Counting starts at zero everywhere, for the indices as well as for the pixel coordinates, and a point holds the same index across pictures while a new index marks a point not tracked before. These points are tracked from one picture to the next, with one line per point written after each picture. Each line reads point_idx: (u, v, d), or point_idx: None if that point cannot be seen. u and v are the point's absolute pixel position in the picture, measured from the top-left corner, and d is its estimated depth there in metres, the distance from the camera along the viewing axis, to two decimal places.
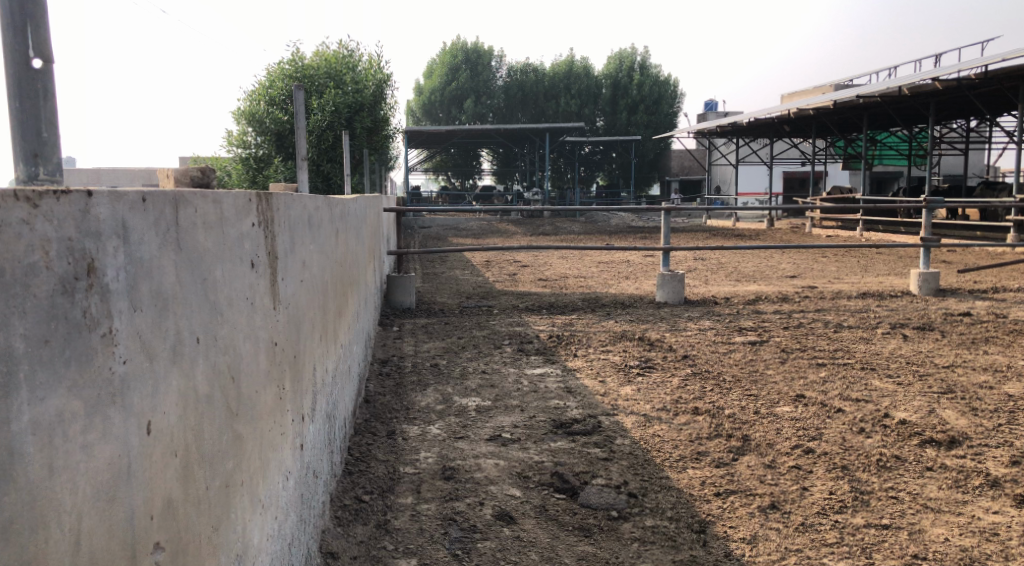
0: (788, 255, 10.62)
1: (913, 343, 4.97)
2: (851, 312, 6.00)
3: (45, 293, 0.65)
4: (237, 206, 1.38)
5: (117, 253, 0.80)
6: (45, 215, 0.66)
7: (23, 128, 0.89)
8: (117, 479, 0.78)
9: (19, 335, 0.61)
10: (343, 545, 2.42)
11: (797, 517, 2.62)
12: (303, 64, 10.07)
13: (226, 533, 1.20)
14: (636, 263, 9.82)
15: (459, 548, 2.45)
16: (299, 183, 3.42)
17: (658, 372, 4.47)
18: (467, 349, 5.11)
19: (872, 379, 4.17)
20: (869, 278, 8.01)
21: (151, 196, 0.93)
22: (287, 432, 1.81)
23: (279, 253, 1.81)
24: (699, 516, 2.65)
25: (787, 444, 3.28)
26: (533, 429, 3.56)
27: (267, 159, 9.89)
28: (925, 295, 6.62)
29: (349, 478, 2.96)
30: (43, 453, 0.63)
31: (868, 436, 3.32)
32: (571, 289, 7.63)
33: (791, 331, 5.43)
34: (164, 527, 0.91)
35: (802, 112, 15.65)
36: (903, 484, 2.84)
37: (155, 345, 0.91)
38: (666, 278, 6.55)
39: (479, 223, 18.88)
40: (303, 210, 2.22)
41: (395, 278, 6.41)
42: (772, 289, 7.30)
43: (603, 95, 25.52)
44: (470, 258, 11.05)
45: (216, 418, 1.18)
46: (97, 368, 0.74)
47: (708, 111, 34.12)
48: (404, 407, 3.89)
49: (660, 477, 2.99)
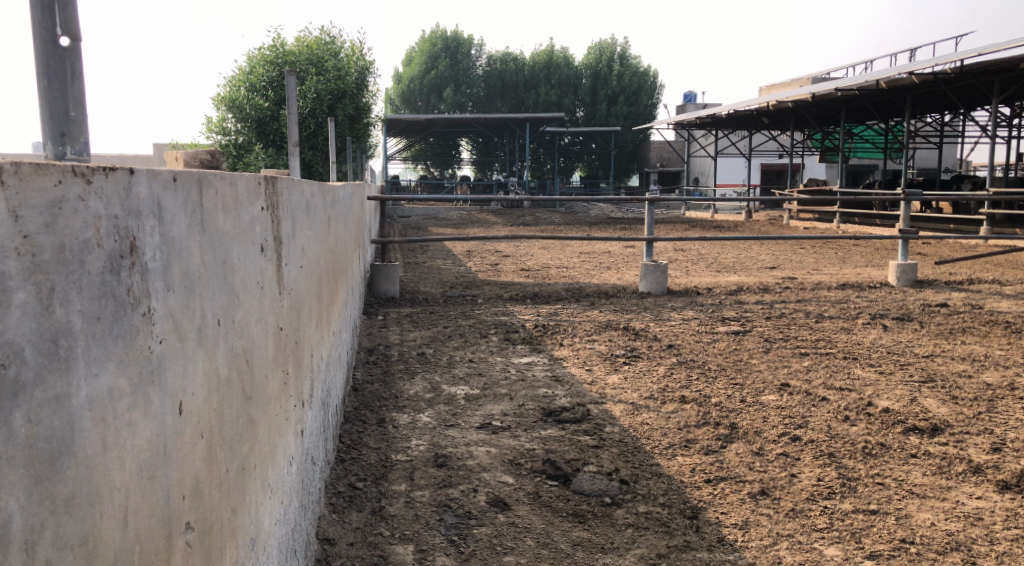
0: (767, 247, 10.74)
1: (893, 333, 5.05)
2: (832, 303, 6.08)
3: (97, 270, 0.64)
4: (249, 189, 1.37)
5: (154, 232, 0.80)
6: (96, 191, 0.66)
7: (52, 106, 0.88)
8: (156, 460, 0.78)
9: (77, 311, 0.60)
10: (339, 532, 2.43)
11: (787, 504, 2.66)
12: (285, 50, 9.85)
13: (242, 516, 1.20)
14: (618, 254, 9.88)
15: (455, 535, 2.46)
16: (291, 168, 3.36)
17: (644, 361, 4.52)
18: (454, 338, 5.11)
19: (855, 368, 4.25)
20: (847, 269, 8.12)
21: (180, 175, 0.92)
22: (291, 418, 1.82)
23: (284, 238, 1.80)
24: (691, 503, 2.69)
25: (774, 431, 3.33)
26: (523, 417, 3.58)
27: (248, 146, 9.78)
28: (902, 287, 6.73)
29: (342, 466, 2.95)
30: (98, 429, 0.63)
31: (852, 424, 3.39)
32: (554, 280, 7.64)
33: (773, 321, 5.51)
34: (194, 509, 0.92)
35: (780, 106, 15.76)
36: (889, 470, 2.91)
37: (185, 326, 0.90)
38: (650, 268, 6.59)
39: (459, 212, 18.86)
40: (301, 196, 2.22)
41: (378, 266, 6.38)
42: (753, 280, 7.38)
43: (584, 85, 25.53)
44: (451, 248, 11.07)
45: (234, 402, 1.17)
46: (139, 347, 0.74)
47: (688, 103, 34.30)
48: (393, 396, 3.89)
49: (650, 464, 3.03)
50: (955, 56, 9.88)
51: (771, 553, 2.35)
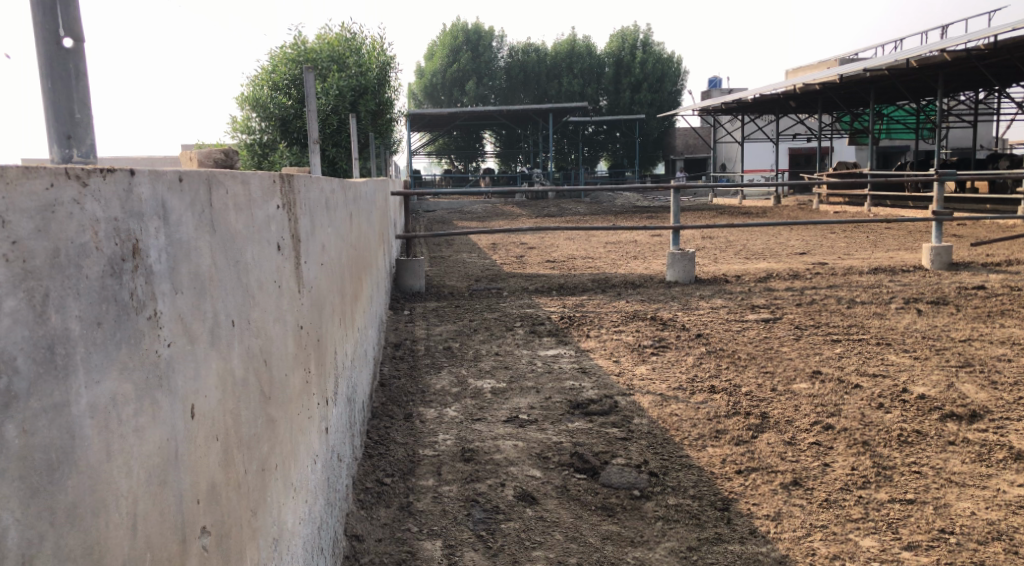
0: (797, 232, 10.56)
1: (928, 318, 4.94)
2: (864, 288, 5.96)
3: (96, 274, 0.63)
4: (263, 188, 1.36)
5: (159, 233, 0.79)
6: (93, 194, 0.64)
7: (56, 108, 0.87)
8: (166, 464, 0.76)
9: (75, 317, 0.59)
10: (367, 528, 2.43)
11: (821, 494, 2.60)
12: (306, 48, 9.91)
13: (263, 516, 1.19)
14: (644, 243, 9.78)
15: (483, 530, 2.45)
16: (311, 166, 3.37)
17: (672, 351, 4.46)
18: (480, 332, 5.09)
19: (889, 354, 4.16)
20: (880, 253, 7.95)
21: (186, 176, 0.91)
22: (314, 415, 1.81)
23: (302, 237, 1.80)
24: (721, 494, 2.65)
25: (806, 420, 3.27)
26: (550, 410, 3.55)
27: (273, 145, 9.85)
28: (937, 270, 6.57)
29: (369, 461, 2.95)
30: (101, 436, 0.62)
31: (887, 411, 3.31)
32: (579, 271, 7.59)
33: (804, 307, 5.41)
34: (210, 512, 0.91)
35: (807, 89, 15.46)
36: (925, 458, 2.84)
37: (196, 328, 0.89)
38: (677, 257, 6.50)
39: (484, 206, 18.82)
40: (321, 193, 2.22)
41: (403, 261, 6.38)
42: (782, 266, 7.25)
43: (606, 74, 25.32)
44: (477, 241, 11.06)
45: (252, 402, 1.17)
46: (145, 350, 0.72)
47: (713, 89, 33.86)
48: (420, 390, 3.89)
49: (679, 455, 2.99)
50: (988, 32, 9.61)
51: (805, 545, 2.30)
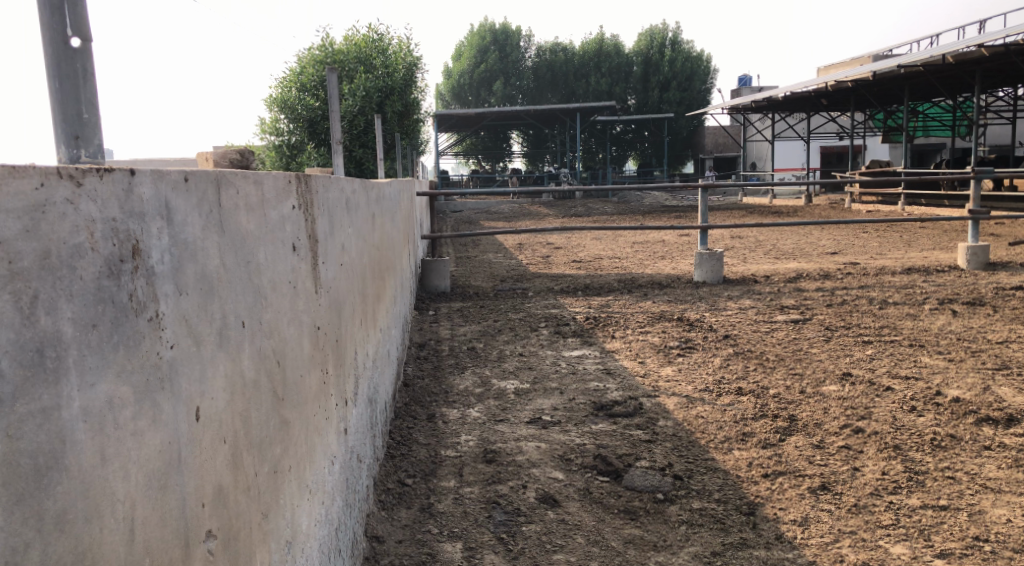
0: (828, 231, 10.37)
1: (963, 319, 4.81)
2: (897, 288, 5.83)
3: (91, 275, 0.62)
4: (277, 188, 1.35)
5: (161, 234, 0.78)
6: (88, 194, 0.63)
7: (65, 109, 0.87)
8: (168, 468, 0.75)
9: (67, 318, 0.58)
10: (388, 529, 2.43)
11: (850, 499, 2.54)
12: (333, 49, 10.04)
13: (275, 519, 1.18)
14: (672, 243, 9.69)
15: (504, 532, 2.43)
16: (335, 166, 3.38)
17: (699, 353, 4.40)
18: (504, 333, 5.07)
19: (922, 356, 4.06)
20: (914, 253, 7.78)
21: (192, 176, 0.90)
22: (332, 416, 1.81)
23: (319, 238, 1.79)
24: (747, 498, 2.60)
25: (835, 423, 3.19)
26: (574, 411, 3.52)
27: (300, 146, 9.94)
28: (973, 270, 6.41)
29: (391, 462, 2.95)
30: (95, 440, 0.61)
31: (920, 415, 3.22)
32: (606, 271, 7.53)
33: (835, 308, 5.31)
34: (216, 515, 0.90)
35: (839, 86, 15.20)
36: (960, 463, 2.75)
37: (202, 329, 0.88)
38: (705, 257, 6.42)
39: (511, 205, 18.81)
40: (341, 193, 2.21)
41: (429, 261, 6.40)
42: (813, 266, 7.13)
43: (634, 73, 25.17)
44: (503, 241, 11.05)
45: (263, 404, 1.16)
46: (145, 353, 0.72)
47: (743, 87, 33.48)
48: (443, 391, 3.88)
49: (705, 458, 2.94)
50: None
51: (833, 551, 2.24)
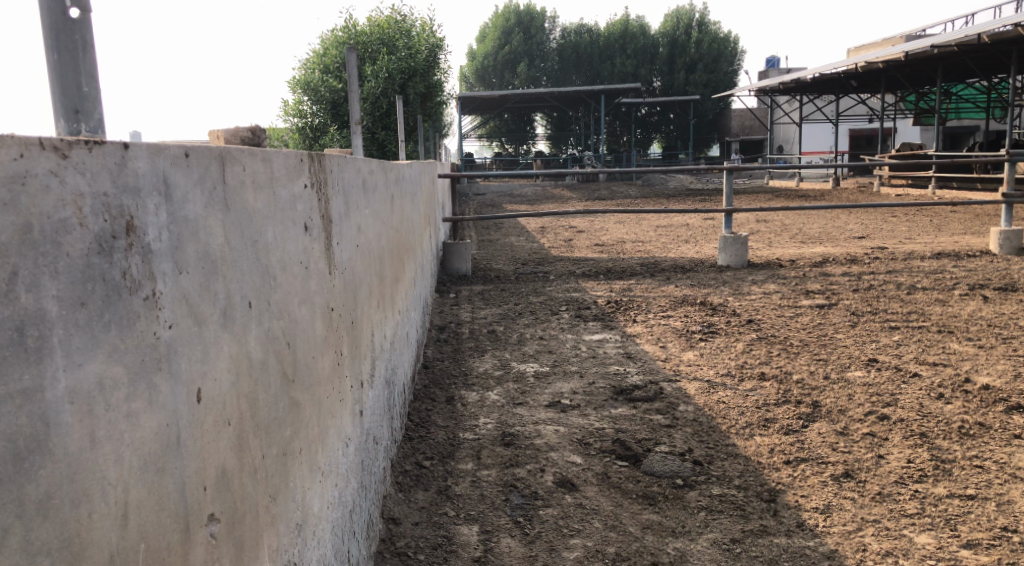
0: (856, 216, 10.18)
1: (994, 305, 4.70)
2: (926, 273, 5.70)
3: (79, 252, 0.61)
4: (288, 166, 1.33)
5: (159, 211, 0.76)
6: (76, 167, 0.61)
7: (64, 81, 0.85)
8: (166, 451, 0.74)
9: (52, 297, 0.57)
10: (405, 511, 2.43)
11: (874, 486, 2.49)
12: (356, 30, 10.03)
13: (284, 502, 1.17)
14: (696, 227, 9.57)
15: (520, 515, 2.42)
16: (354, 147, 3.36)
17: (721, 337, 4.34)
18: (525, 316, 5.05)
19: (951, 342, 3.96)
20: (944, 237, 7.61)
21: (195, 151, 0.88)
22: (347, 399, 1.80)
23: (334, 218, 1.76)
24: (769, 485, 2.55)
25: (860, 410, 3.13)
26: (593, 395, 3.49)
27: (324, 128, 9.93)
28: (1005, 255, 6.25)
29: (409, 444, 2.95)
30: (83, 423, 0.60)
31: (948, 402, 3.15)
32: (628, 255, 7.46)
33: (861, 293, 5.21)
34: (218, 499, 0.88)
35: (870, 66, 14.85)
36: (989, 452, 2.69)
37: (204, 310, 0.86)
38: (729, 241, 6.33)
39: (534, 188, 18.70)
40: (357, 173, 2.19)
41: (450, 244, 6.38)
42: (839, 250, 7.00)
43: (660, 54, 24.82)
44: (525, 224, 10.99)
45: (272, 386, 1.15)
46: (141, 333, 0.70)
47: (771, 68, 32.90)
48: (462, 373, 3.87)
49: (726, 444, 2.90)
50: None
51: (856, 540, 2.20)
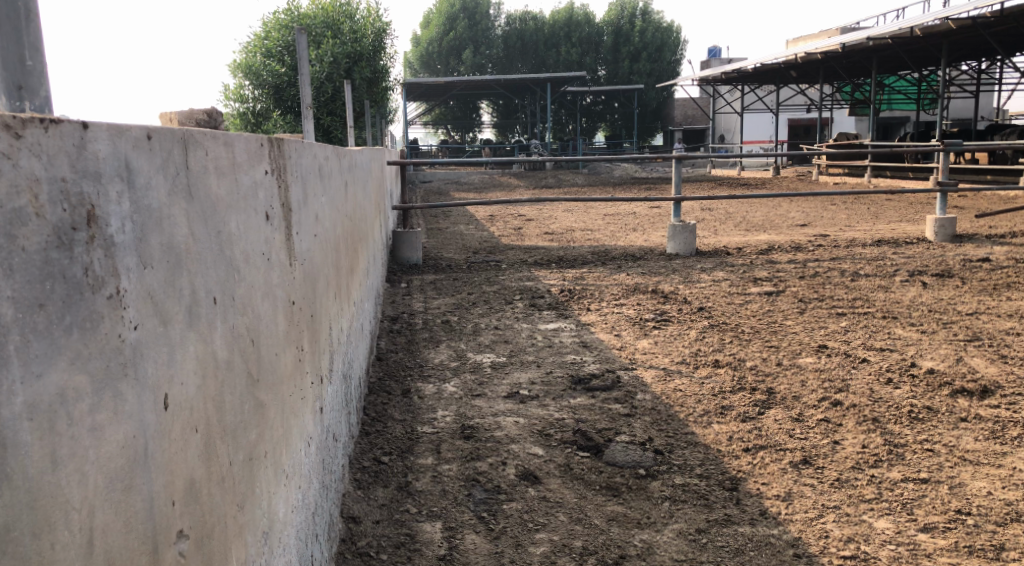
0: (797, 204, 10.43)
1: (933, 291, 4.85)
2: (867, 260, 5.86)
3: (37, 246, 0.53)
4: (249, 151, 1.25)
5: (121, 200, 0.68)
6: (31, 148, 0.53)
7: (4, 53, 0.75)
8: (132, 465, 0.66)
9: (7, 298, 0.49)
10: (365, 509, 2.35)
11: (832, 473, 2.53)
12: (300, 13, 9.70)
13: (251, 511, 1.10)
14: (643, 215, 9.66)
15: (484, 510, 2.37)
16: (304, 133, 3.23)
17: (674, 325, 4.37)
18: (478, 305, 4.99)
19: (895, 328, 4.08)
20: (881, 225, 7.85)
21: (157, 134, 0.80)
22: (307, 396, 1.71)
23: (293, 206, 1.68)
24: (730, 473, 2.57)
25: (813, 396, 3.19)
26: (551, 385, 3.46)
27: (266, 114, 9.65)
28: (941, 242, 6.47)
29: (366, 439, 2.87)
30: (44, 442, 0.52)
31: (896, 387, 3.23)
32: (579, 243, 7.47)
33: (807, 280, 5.32)
34: (187, 512, 0.81)
35: (809, 58, 15.20)
36: (938, 435, 2.76)
37: (169, 307, 0.79)
38: (678, 229, 6.39)
39: (481, 176, 18.60)
40: (314, 159, 2.09)
41: (400, 233, 6.27)
42: (783, 238, 7.15)
43: (605, 43, 24.95)
44: (474, 212, 10.91)
45: (237, 385, 1.07)
46: (106, 336, 0.62)
47: (713, 58, 33.44)
48: (418, 365, 3.80)
49: (685, 432, 2.91)
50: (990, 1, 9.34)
51: (818, 527, 2.23)
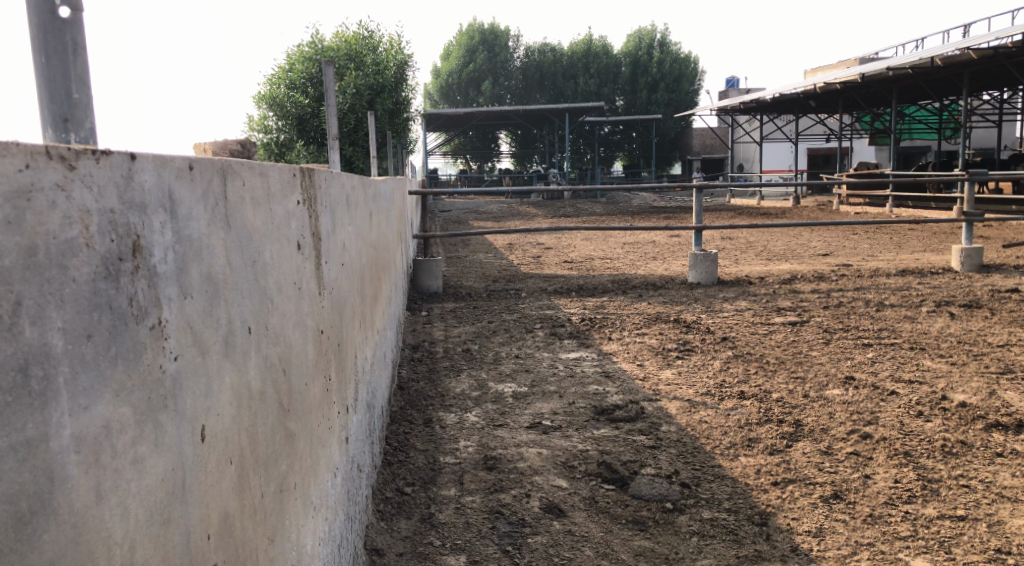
0: (818, 233, 10.36)
1: (962, 321, 4.78)
2: (892, 290, 5.78)
3: (86, 278, 0.53)
4: (283, 182, 1.25)
5: (164, 230, 0.68)
6: (83, 180, 0.53)
7: (52, 86, 0.76)
8: (172, 499, 0.66)
9: (57, 329, 0.48)
10: (388, 541, 2.32)
11: (865, 508, 2.47)
12: (323, 46, 9.90)
13: (281, 543, 1.08)
14: (663, 243, 9.63)
15: (509, 544, 2.33)
16: (331, 163, 3.25)
17: (698, 355, 4.32)
18: (499, 334, 4.97)
19: (924, 359, 4.00)
20: (905, 255, 7.76)
21: (197, 164, 0.80)
22: (334, 426, 1.70)
23: (323, 236, 1.69)
24: (759, 508, 2.51)
25: (842, 428, 3.12)
26: (575, 416, 3.42)
27: (289, 144, 9.80)
28: (967, 272, 6.38)
29: (389, 469, 2.85)
30: (89, 474, 0.51)
31: (927, 420, 3.16)
32: (598, 271, 7.45)
33: (832, 310, 5.26)
34: (221, 546, 0.79)
35: (829, 89, 15.19)
36: (973, 471, 2.69)
37: (207, 338, 0.78)
38: (699, 258, 6.36)
39: (499, 205, 18.68)
40: (341, 189, 2.10)
41: (420, 261, 6.27)
42: (806, 267, 7.08)
43: (623, 74, 25.13)
44: (492, 241, 10.95)
45: (270, 416, 1.07)
46: (148, 367, 0.61)
47: (731, 88, 33.58)
48: (439, 395, 3.77)
49: (712, 465, 2.85)
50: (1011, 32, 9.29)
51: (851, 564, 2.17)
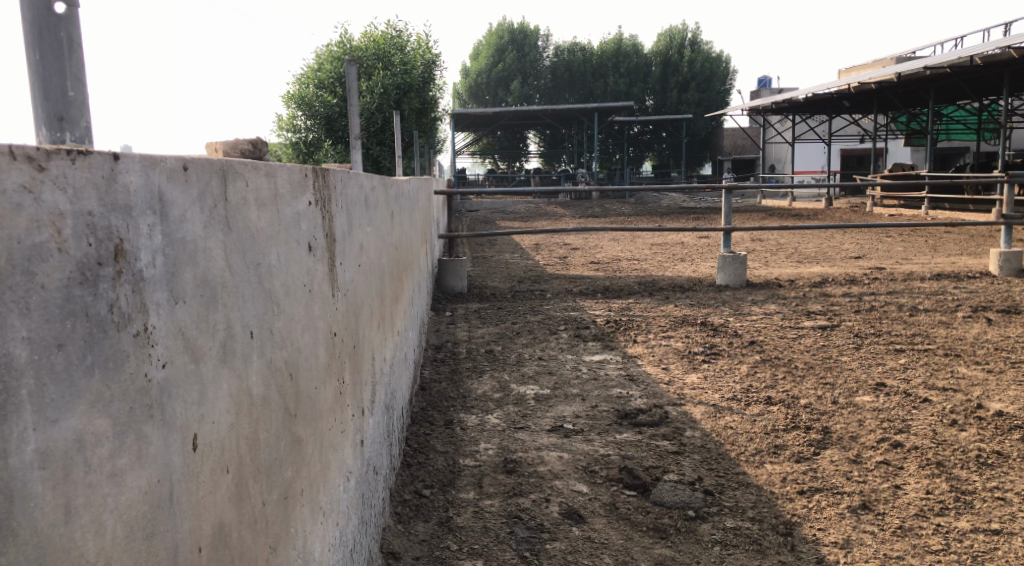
0: (850, 235, 10.16)
1: (999, 328, 4.63)
2: (926, 294, 5.63)
3: (57, 283, 0.51)
4: (293, 182, 1.23)
5: (153, 232, 0.66)
6: (54, 180, 0.51)
7: (47, 85, 0.74)
8: (157, 511, 0.63)
9: (21, 339, 0.46)
10: (405, 545, 2.30)
11: (894, 520, 2.39)
12: (351, 45, 10.01)
13: (285, 551, 1.06)
14: (691, 245, 9.52)
15: (527, 549, 2.30)
16: (353, 162, 3.24)
17: (724, 359, 4.24)
18: (522, 335, 4.93)
19: (960, 366, 3.88)
20: (941, 258, 7.57)
21: (193, 164, 0.78)
22: (348, 430, 1.68)
23: (337, 237, 1.67)
24: (783, 517, 2.45)
25: (872, 437, 3.03)
26: (597, 419, 3.37)
27: (318, 143, 9.88)
28: (1006, 276, 6.19)
29: (408, 471, 2.83)
30: (56, 492, 0.49)
31: (962, 430, 3.05)
32: (625, 273, 7.38)
33: (863, 314, 5.14)
34: (214, 558, 0.77)
35: (863, 88, 14.89)
36: (1009, 483, 2.59)
37: (201, 343, 0.76)
38: (728, 260, 6.26)
39: (527, 206, 18.65)
40: (359, 189, 2.08)
41: (446, 261, 6.25)
42: (837, 270, 6.93)
43: (653, 74, 24.93)
44: (519, 241, 10.91)
45: (274, 421, 1.04)
46: (130, 376, 0.59)
47: (763, 88, 33.13)
48: (461, 396, 3.75)
49: (737, 472, 2.79)
50: None
51: None
